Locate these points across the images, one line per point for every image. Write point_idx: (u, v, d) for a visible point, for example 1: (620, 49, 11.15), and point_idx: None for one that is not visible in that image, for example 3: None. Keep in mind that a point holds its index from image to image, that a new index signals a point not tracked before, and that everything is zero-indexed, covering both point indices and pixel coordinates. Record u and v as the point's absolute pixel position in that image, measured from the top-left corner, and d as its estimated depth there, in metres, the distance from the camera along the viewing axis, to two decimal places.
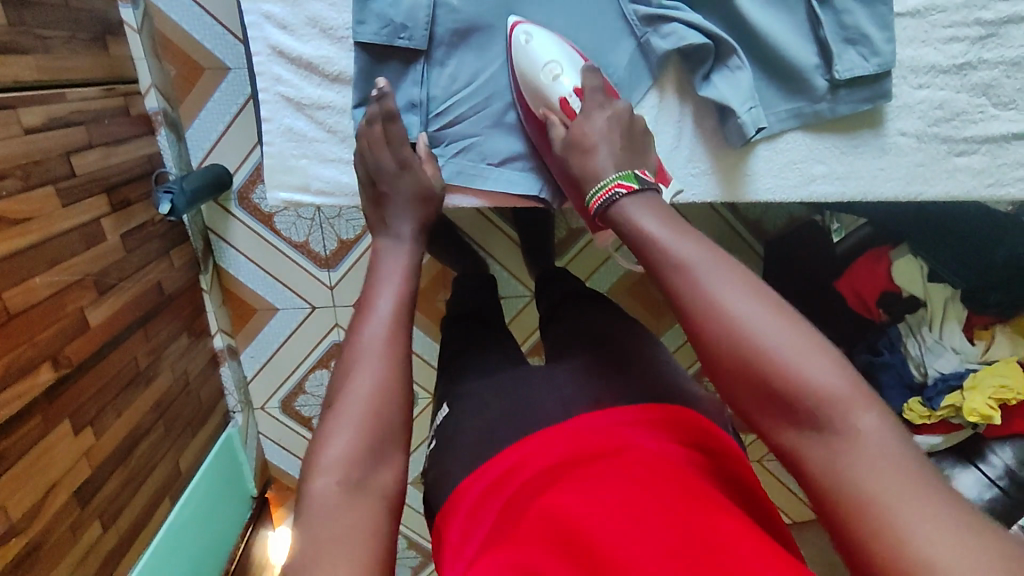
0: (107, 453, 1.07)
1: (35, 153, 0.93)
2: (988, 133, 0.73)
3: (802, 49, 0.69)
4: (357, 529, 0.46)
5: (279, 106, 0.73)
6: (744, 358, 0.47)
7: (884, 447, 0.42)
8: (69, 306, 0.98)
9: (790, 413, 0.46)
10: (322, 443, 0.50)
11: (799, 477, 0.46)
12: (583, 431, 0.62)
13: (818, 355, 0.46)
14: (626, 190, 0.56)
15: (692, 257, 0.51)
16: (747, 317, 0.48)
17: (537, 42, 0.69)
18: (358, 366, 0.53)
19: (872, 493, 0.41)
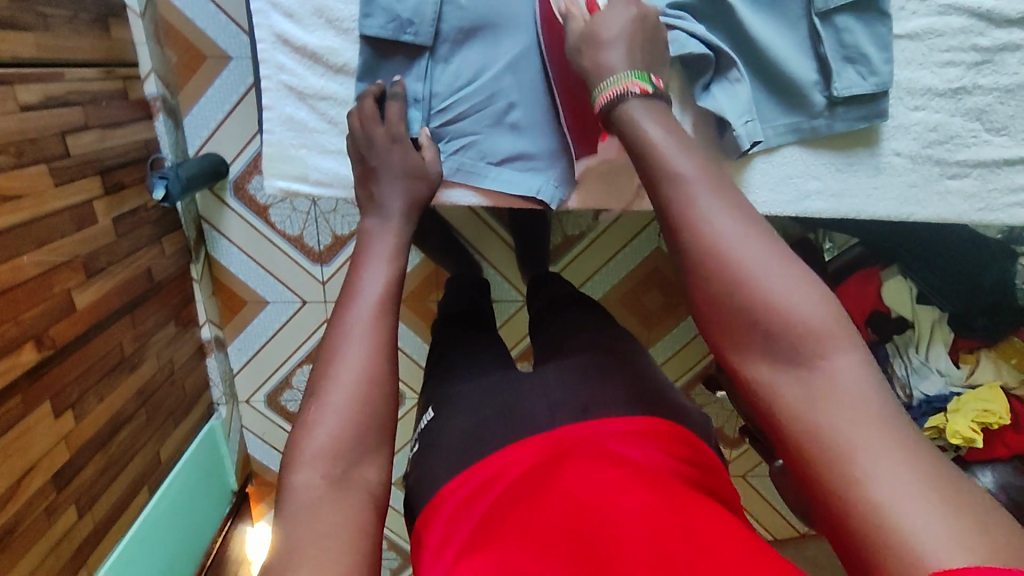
0: (86, 438, 1.06)
1: (29, 131, 0.92)
2: (981, 157, 0.74)
3: (802, 65, 0.70)
4: (343, 521, 0.47)
5: (281, 94, 0.73)
6: (727, 283, 0.47)
7: (855, 384, 0.43)
8: (56, 287, 0.97)
9: (766, 341, 0.46)
10: (307, 431, 0.50)
11: (762, 407, 0.46)
12: (565, 438, 0.62)
13: (805, 287, 0.46)
14: (639, 91, 0.57)
15: (691, 176, 0.51)
16: (736, 242, 0.48)
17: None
18: (346, 348, 0.53)
19: (838, 428, 0.41)
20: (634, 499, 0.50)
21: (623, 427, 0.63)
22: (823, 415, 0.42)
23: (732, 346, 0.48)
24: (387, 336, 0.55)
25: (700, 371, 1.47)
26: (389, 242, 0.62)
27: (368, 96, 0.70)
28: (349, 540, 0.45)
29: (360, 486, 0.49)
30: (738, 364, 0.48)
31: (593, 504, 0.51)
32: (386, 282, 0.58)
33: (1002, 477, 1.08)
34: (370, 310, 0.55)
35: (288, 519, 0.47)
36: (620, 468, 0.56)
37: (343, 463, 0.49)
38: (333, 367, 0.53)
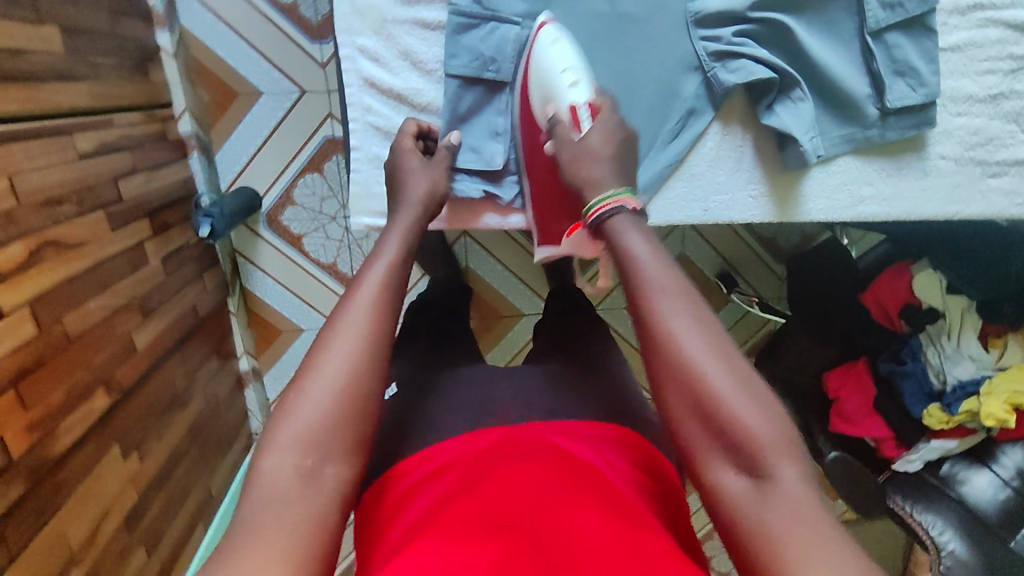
0: (150, 477, 1.06)
1: (89, 179, 0.93)
2: (1019, 156, 0.79)
3: (856, 80, 0.75)
4: (299, 519, 0.44)
5: (368, 134, 0.75)
6: (691, 396, 0.46)
7: (803, 499, 0.42)
8: (119, 329, 0.98)
9: (724, 454, 0.45)
10: (281, 419, 0.48)
11: (722, 517, 0.45)
12: (514, 432, 0.58)
13: (758, 399, 0.45)
14: (630, 208, 0.54)
15: (659, 279, 0.50)
16: (695, 351, 0.47)
17: (553, 55, 0.69)
18: (339, 335, 0.50)
19: (786, 544, 0.40)
20: (580, 506, 0.47)
21: (585, 432, 0.59)
22: (771, 524, 0.42)
23: (694, 453, 0.46)
24: (379, 341, 0.51)
25: None
26: (399, 237, 0.58)
27: (407, 132, 0.69)
28: (301, 543, 0.43)
29: (328, 485, 0.46)
30: (696, 473, 0.46)
31: (546, 510, 0.47)
32: (387, 279, 0.54)
33: None
34: (368, 309, 0.52)
35: (250, 504, 0.45)
36: (580, 476, 0.51)
37: (316, 456, 0.47)
38: (319, 360, 0.50)
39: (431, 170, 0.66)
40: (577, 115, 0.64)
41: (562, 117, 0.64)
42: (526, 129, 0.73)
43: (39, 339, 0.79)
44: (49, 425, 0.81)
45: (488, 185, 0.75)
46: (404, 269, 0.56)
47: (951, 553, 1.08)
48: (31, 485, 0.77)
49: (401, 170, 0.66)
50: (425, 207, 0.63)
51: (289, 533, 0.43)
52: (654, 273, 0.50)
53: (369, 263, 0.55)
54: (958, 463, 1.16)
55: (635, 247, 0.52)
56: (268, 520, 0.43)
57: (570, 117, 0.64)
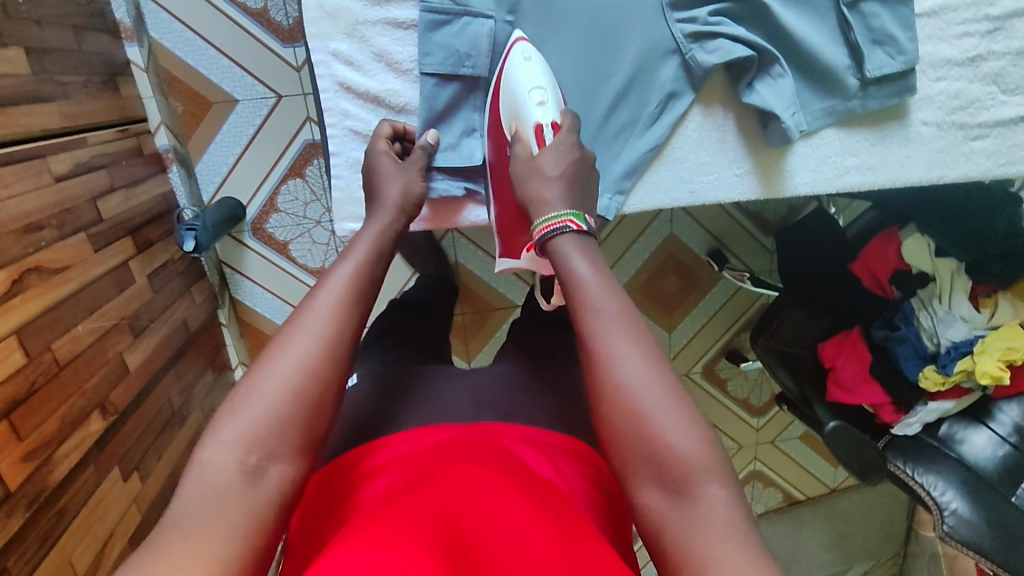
0: (152, 497, 1.06)
1: (66, 201, 0.91)
2: (999, 117, 0.79)
3: (835, 52, 0.75)
4: (233, 519, 0.43)
5: (347, 139, 0.74)
6: (622, 416, 0.46)
7: (728, 523, 0.42)
8: (110, 351, 0.97)
9: (650, 473, 0.44)
10: (227, 414, 0.47)
11: (650, 538, 0.44)
12: (470, 432, 0.58)
13: (689, 423, 0.45)
14: (574, 228, 0.53)
15: (599, 302, 0.49)
16: (631, 376, 0.46)
17: (522, 69, 0.69)
18: (296, 338, 0.50)
19: (707, 567, 0.40)
20: (515, 512, 0.46)
21: (539, 438, 0.59)
22: (692, 544, 0.41)
23: (625, 475, 0.46)
24: (338, 347, 0.51)
25: (724, 346, 1.52)
26: (371, 240, 0.58)
27: (382, 134, 0.69)
28: (230, 541, 0.42)
29: (272, 485, 0.46)
30: (625, 490, 0.46)
31: (481, 509, 0.46)
32: (355, 280, 0.54)
33: None
34: (328, 314, 0.51)
35: (187, 497, 0.44)
36: (524, 484, 0.51)
37: (261, 454, 0.46)
38: (270, 360, 0.49)
39: (406, 172, 0.66)
40: (541, 135, 0.65)
41: (523, 137, 0.65)
42: (494, 148, 0.72)
43: (28, 368, 0.78)
44: (45, 452, 0.80)
45: (468, 183, 0.75)
46: (375, 277, 0.56)
47: (954, 512, 1.08)
48: (31, 514, 0.77)
49: (378, 173, 0.65)
50: (400, 209, 0.62)
51: (221, 528, 0.43)
52: (595, 296, 0.49)
53: (338, 263, 0.55)
54: (956, 423, 1.17)
55: (577, 268, 0.51)
56: (202, 515, 0.43)
57: (534, 136, 0.65)
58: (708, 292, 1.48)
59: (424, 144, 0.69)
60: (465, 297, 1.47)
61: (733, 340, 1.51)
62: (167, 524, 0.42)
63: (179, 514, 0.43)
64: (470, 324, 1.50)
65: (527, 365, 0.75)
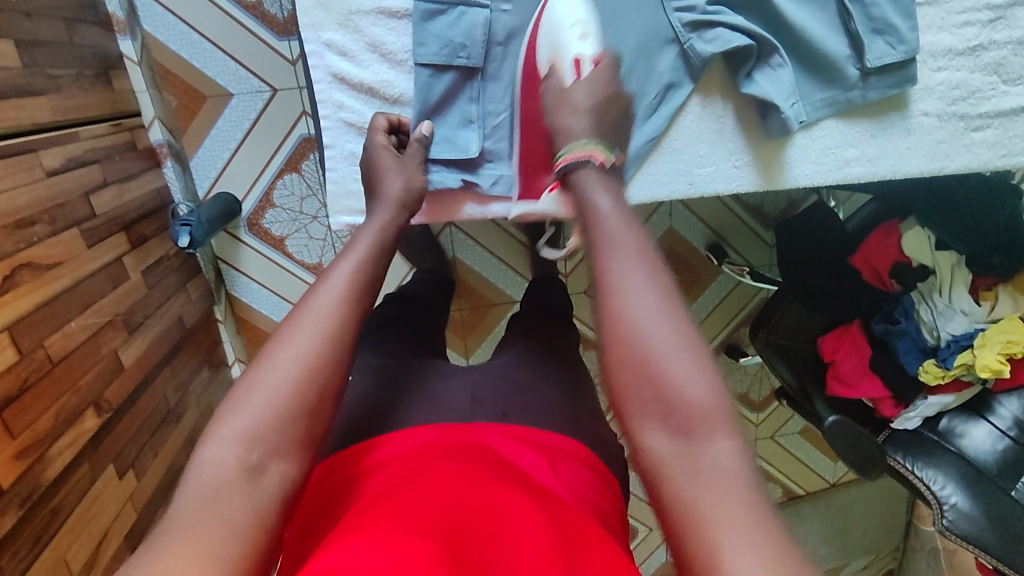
0: (148, 495, 1.05)
1: (59, 196, 0.90)
2: (1000, 107, 0.79)
3: (835, 42, 0.74)
4: (236, 516, 0.42)
5: (341, 131, 0.74)
6: (629, 351, 0.43)
7: (735, 474, 0.40)
8: (104, 348, 0.96)
9: (655, 415, 0.42)
10: (231, 411, 0.46)
11: (648, 482, 0.42)
12: (463, 431, 0.57)
13: (702, 366, 0.43)
14: (599, 163, 0.52)
15: (618, 236, 0.47)
16: (644, 310, 0.44)
17: (565, 12, 0.66)
18: (299, 332, 0.49)
19: (710, 516, 0.38)
20: (515, 515, 0.46)
21: (533, 438, 0.59)
22: (695, 495, 0.39)
23: (627, 413, 0.43)
24: (338, 343, 0.49)
25: (724, 341, 1.51)
26: (373, 235, 0.57)
27: (377, 126, 0.68)
28: (236, 540, 0.41)
29: (274, 485, 0.45)
30: (626, 432, 0.44)
31: (482, 509, 0.46)
32: (356, 276, 0.53)
33: None
34: (329, 309, 0.50)
35: (187, 496, 0.43)
36: (525, 486, 0.50)
37: (262, 453, 0.45)
38: (273, 354, 0.48)
39: (406, 167, 0.65)
40: (579, 68, 0.60)
41: (560, 71, 0.60)
42: (524, 96, 0.70)
43: (20, 364, 0.77)
44: (39, 450, 0.79)
45: (465, 175, 0.73)
46: (377, 273, 0.55)
47: (954, 506, 1.07)
48: (25, 513, 0.76)
49: (377, 168, 0.65)
50: (400, 204, 0.61)
51: (222, 525, 0.42)
52: (614, 229, 0.47)
53: (339, 259, 0.54)
54: (956, 417, 1.17)
55: (598, 203, 0.49)
56: (200, 515, 0.42)
57: (571, 70, 0.60)
58: (707, 287, 1.48)
59: (423, 133, 0.68)
60: (463, 292, 1.47)
61: (732, 335, 1.50)
62: (166, 524, 0.41)
63: (179, 514, 0.42)
64: (468, 319, 1.49)
65: (524, 359, 0.74)
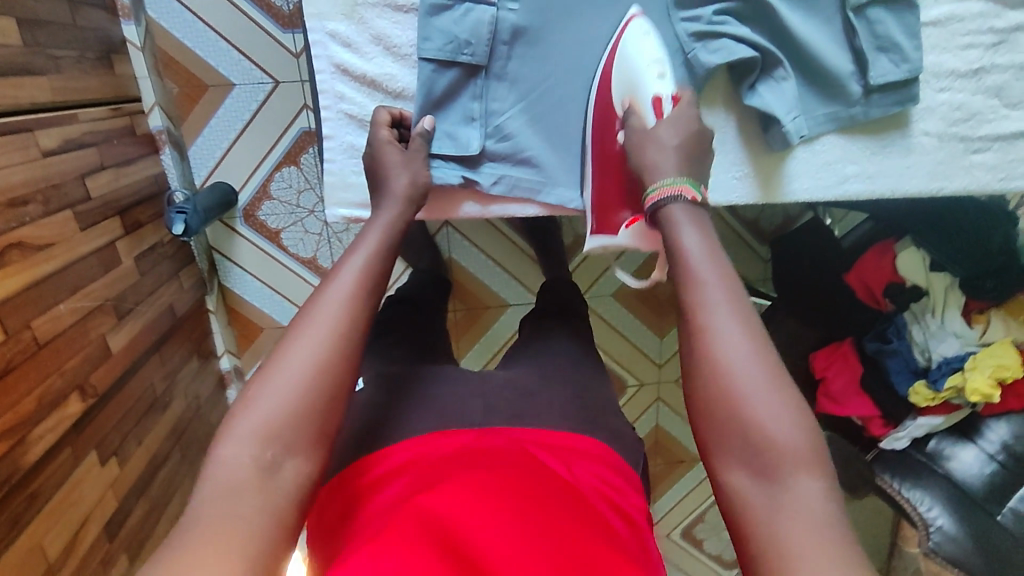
0: (130, 484, 1.04)
1: (53, 177, 0.89)
2: (1001, 131, 0.79)
3: (839, 58, 0.74)
4: (253, 513, 0.42)
5: (341, 123, 0.73)
6: (714, 392, 0.44)
7: (819, 516, 0.40)
8: (92, 333, 0.95)
9: (739, 454, 0.43)
10: (247, 405, 0.46)
11: (729, 518, 0.43)
12: (490, 438, 0.58)
13: (790, 410, 0.43)
14: (688, 198, 0.52)
15: (705, 276, 0.47)
16: (731, 352, 0.45)
17: (640, 51, 0.67)
18: (308, 330, 0.49)
19: (789, 554, 0.38)
20: (555, 539, 0.46)
21: (560, 441, 0.60)
22: (777, 533, 0.40)
23: (711, 451, 0.44)
24: (349, 339, 0.50)
25: None
26: (381, 229, 0.57)
27: (382, 118, 0.67)
28: (252, 536, 0.41)
29: (288, 482, 0.45)
30: (710, 470, 0.45)
31: (514, 530, 0.47)
32: (366, 270, 0.53)
33: (1017, 427, 1.12)
34: (339, 307, 0.50)
35: (203, 494, 0.43)
36: (545, 496, 0.51)
37: (276, 448, 0.45)
38: (286, 352, 0.48)
39: (410, 161, 0.64)
40: (661, 104, 0.62)
41: (643, 109, 0.62)
42: (598, 129, 0.71)
43: (5, 345, 0.76)
44: (20, 433, 0.78)
45: (466, 172, 0.73)
46: (383, 265, 0.55)
47: (939, 528, 1.11)
48: (2, 496, 0.75)
49: (380, 165, 0.64)
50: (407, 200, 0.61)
51: (240, 522, 0.41)
52: (699, 269, 0.48)
53: (349, 255, 0.54)
54: (944, 439, 1.16)
55: (684, 240, 0.50)
56: (218, 510, 0.42)
57: (653, 107, 0.62)
58: None
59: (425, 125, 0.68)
60: (457, 293, 1.46)
61: None
62: (182, 524, 0.41)
63: (194, 514, 0.42)
64: (462, 321, 1.49)
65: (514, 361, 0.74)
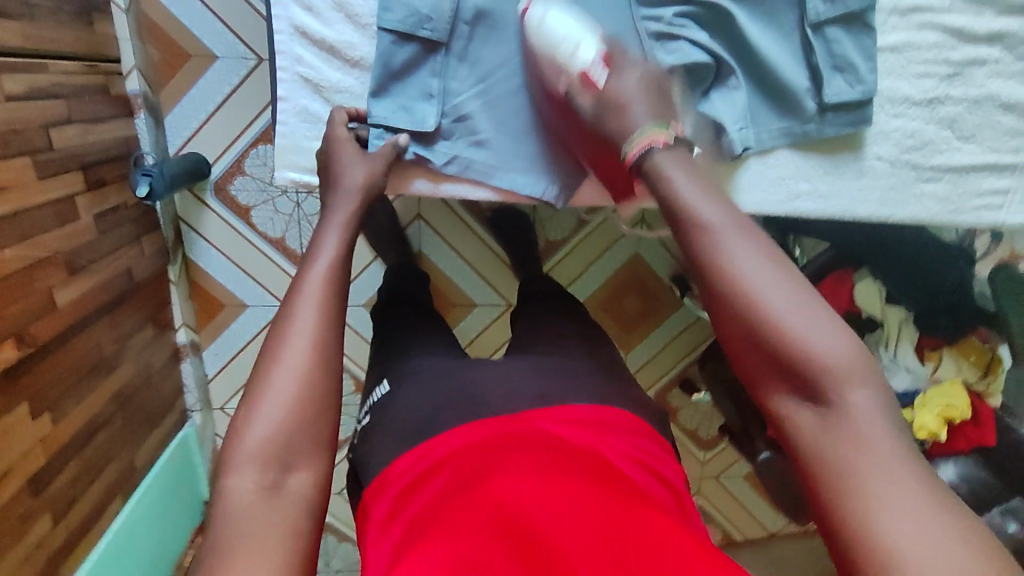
0: (63, 442, 1.01)
1: (16, 122, 0.89)
2: (952, 162, 0.81)
3: (796, 73, 0.76)
4: (280, 524, 0.47)
5: (297, 86, 0.74)
6: (751, 325, 0.50)
7: (870, 420, 0.45)
8: (38, 284, 0.93)
9: (787, 380, 0.48)
10: (238, 435, 0.51)
11: (788, 443, 0.48)
12: (516, 423, 0.65)
13: (825, 326, 0.48)
14: (660, 145, 0.58)
15: (716, 221, 0.53)
16: (757, 281, 0.50)
17: (556, 23, 0.68)
18: (287, 342, 0.54)
19: (850, 467, 0.43)
20: (591, 499, 0.53)
21: (583, 417, 0.67)
22: (834, 445, 0.45)
23: (761, 383, 0.50)
24: (327, 344, 0.55)
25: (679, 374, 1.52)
26: (337, 232, 0.61)
27: (336, 119, 0.71)
28: (284, 543, 0.46)
29: (295, 493, 0.49)
30: (767, 403, 0.50)
31: (551, 501, 0.53)
32: (327, 278, 0.57)
33: (963, 468, 1.12)
34: (312, 320, 0.55)
35: (218, 522, 0.47)
36: (568, 468, 0.57)
37: (277, 467, 0.50)
38: (268, 374, 0.53)
39: (368, 161, 0.68)
40: (594, 76, 0.65)
41: (579, 84, 0.66)
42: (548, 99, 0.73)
43: None
44: None
45: (419, 148, 0.74)
46: (342, 267, 0.59)
47: None
48: None
49: (334, 162, 0.68)
50: (361, 195, 0.66)
51: (273, 537, 0.46)
52: (708, 213, 0.53)
53: (310, 261, 0.58)
54: None
55: (684, 187, 0.56)
56: (246, 530, 0.46)
57: (586, 82, 0.66)
58: (667, 318, 1.48)
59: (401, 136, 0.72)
60: None
61: (686, 369, 1.51)
62: (214, 548, 0.46)
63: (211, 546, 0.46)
64: None
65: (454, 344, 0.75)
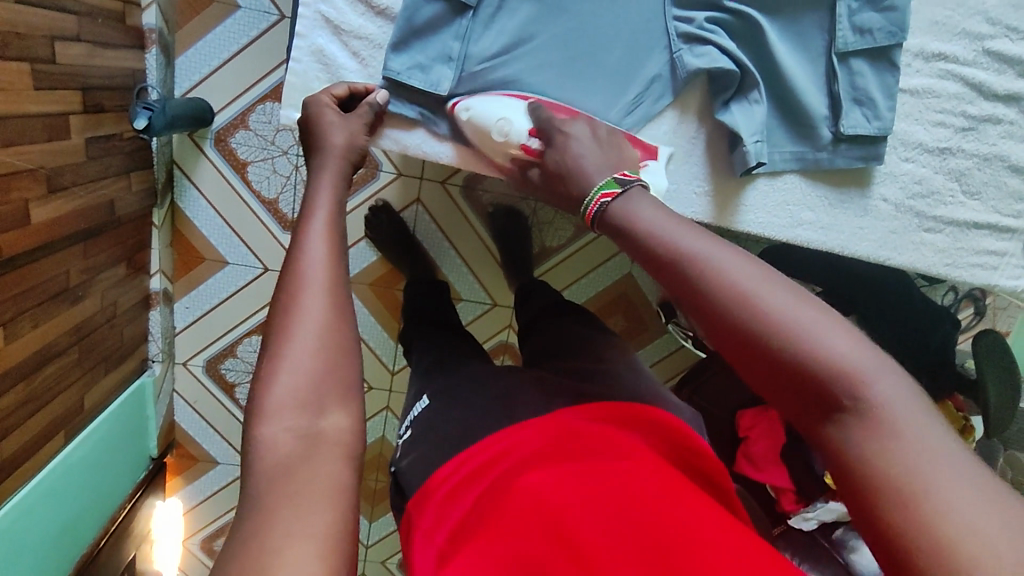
0: (11, 364, 0.96)
1: (20, 26, 0.86)
2: (954, 216, 0.81)
3: (816, 99, 0.76)
4: (318, 484, 0.42)
5: (316, 24, 0.74)
6: (757, 343, 0.43)
7: (905, 419, 0.39)
8: (14, 193, 0.89)
9: (800, 396, 0.42)
10: (264, 387, 0.45)
11: (834, 468, 0.42)
12: (554, 421, 0.60)
13: (831, 327, 0.43)
14: (610, 198, 0.54)
15: (688, 244, 0.47)
16: (749, 293, 0.44)
17: (482, 104, 0.72)
18: (304, 289, 0.48)
19: (907, 481, 0.37)
20: (626, 502, 0.49)
21: (619, 412, 0.62)
22: (871, 450, 0.39)
23: (787, 406, 0.44)
24: (339, 288, 0.50)
25: None
26: (330, 186, 0.58)
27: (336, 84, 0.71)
28: (324, 506, 0.41)
29: (332, 439, 0.44)
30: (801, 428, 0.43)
31: (581, 502, 0.49)
32: (329, 230, 0.53)
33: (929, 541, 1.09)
34: (321, 266, 0.50)
35: (254, 483, 0.43)
36: (600, 467, 0.53)
37: (308, 413, 0.45)
38: (287, 323, 0.47)
39: (350, 124, 0.66)
40: (533, 148, 0.69)
41: (524, 159, 0.70)
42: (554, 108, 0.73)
43: None
44: None
45: (424, 109, 0.75)
46: (342, 218, 0.55)
47: None
48: None
49: (317, 124, 0.65)
50: (349, 156, 0.63)
51: (313, 496, 0.41)
52: (677, 236, 0.48)
53: (309, 216, 0.53)
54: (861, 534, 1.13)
55: (647, 216, 0.51)
56: (284, 495, 0.41)
57: (528, 155, 0.69)
58: (653, 340, 1.48)
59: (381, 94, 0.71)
60: None
61: None
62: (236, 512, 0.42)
63: (251, 502, 0.41)
64: None
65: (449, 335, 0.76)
